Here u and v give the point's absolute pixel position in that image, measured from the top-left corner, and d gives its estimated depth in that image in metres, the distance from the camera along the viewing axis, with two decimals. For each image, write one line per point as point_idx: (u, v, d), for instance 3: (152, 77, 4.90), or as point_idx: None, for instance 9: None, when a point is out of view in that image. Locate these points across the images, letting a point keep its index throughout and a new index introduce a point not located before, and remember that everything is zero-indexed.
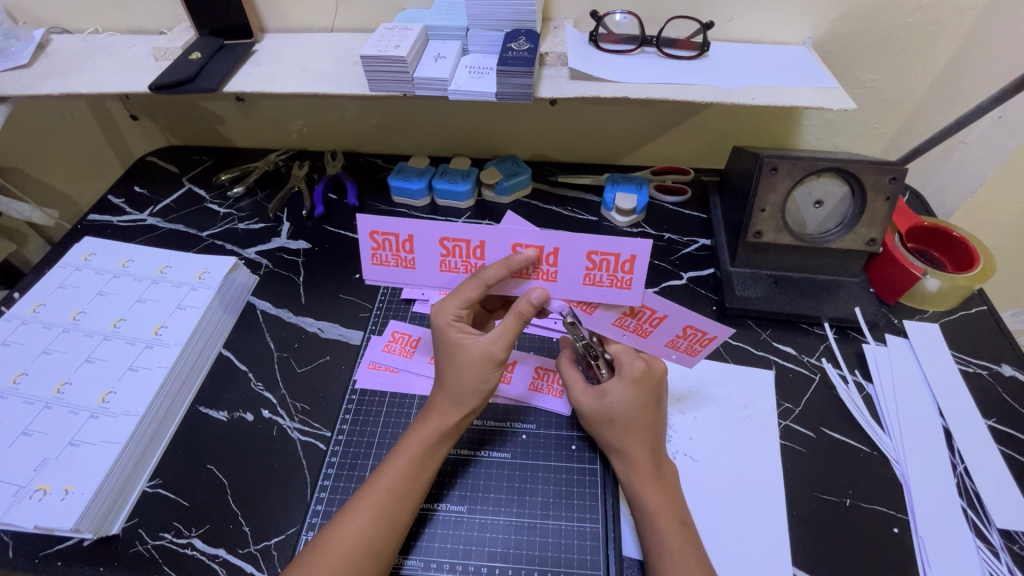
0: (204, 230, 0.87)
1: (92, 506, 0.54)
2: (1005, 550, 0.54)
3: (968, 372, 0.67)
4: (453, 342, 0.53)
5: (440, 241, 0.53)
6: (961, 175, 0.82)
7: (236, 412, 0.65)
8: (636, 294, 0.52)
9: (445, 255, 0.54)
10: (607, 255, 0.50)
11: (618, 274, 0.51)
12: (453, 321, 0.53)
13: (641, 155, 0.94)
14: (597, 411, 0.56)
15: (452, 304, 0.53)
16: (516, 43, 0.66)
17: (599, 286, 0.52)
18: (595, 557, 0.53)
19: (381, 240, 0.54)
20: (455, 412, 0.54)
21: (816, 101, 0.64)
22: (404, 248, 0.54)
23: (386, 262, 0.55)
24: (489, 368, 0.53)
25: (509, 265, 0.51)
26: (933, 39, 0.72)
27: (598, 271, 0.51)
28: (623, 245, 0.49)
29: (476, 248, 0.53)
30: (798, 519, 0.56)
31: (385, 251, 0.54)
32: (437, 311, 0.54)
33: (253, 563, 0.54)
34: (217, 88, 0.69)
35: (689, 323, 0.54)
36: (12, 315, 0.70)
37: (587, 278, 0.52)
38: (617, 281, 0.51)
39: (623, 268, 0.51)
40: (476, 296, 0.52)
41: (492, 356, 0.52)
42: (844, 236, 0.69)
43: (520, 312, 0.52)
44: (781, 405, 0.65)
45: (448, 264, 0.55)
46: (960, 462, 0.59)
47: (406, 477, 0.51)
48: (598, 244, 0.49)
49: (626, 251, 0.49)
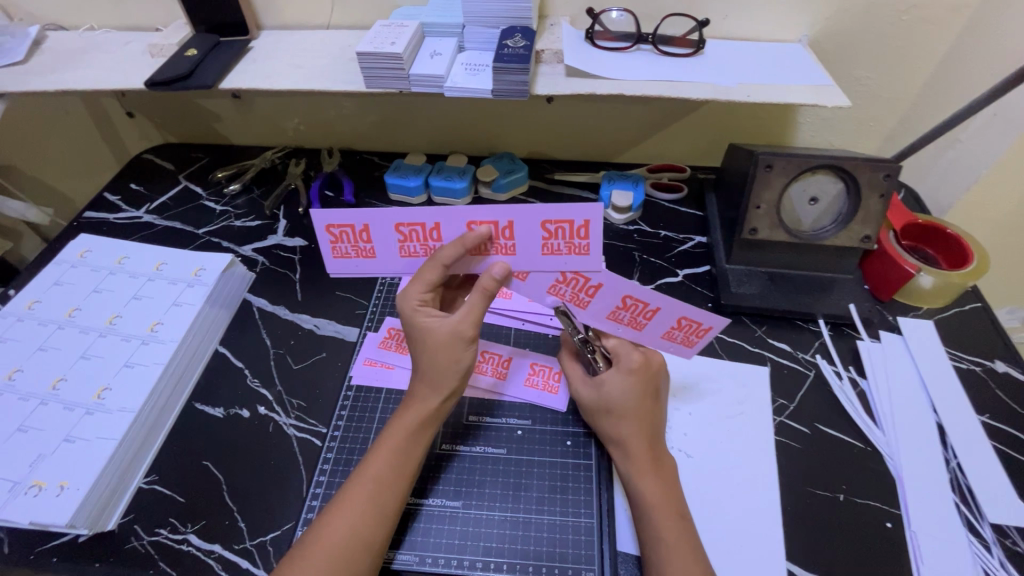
0: (200, 227, 0.87)
1: (88, 502, 0.54)
2: (997, 545, 0.54)
3: (961, 369, 0.67)
4: (421, 326, 0.53)
5: (396, 227, 0.52)
6: (955, 173, 0.83)
7: (232, 409, 0.65)
8: (596, 258, 0.51)
9: (403, 240, 0.53)
10: (561, 223, 0.49)
11: (574, 241, 0.50)
12: (418, 305, 0.53)
13: (638, 152, 0.94)
14: (596, 401, 0.57)
15: (416, 289, 0.53)
16: (512, 40, 0.66)
17: (558, 255, 0.51)
18: (590, 552, 0.53)
19: (338, 233, 0.53)
20: (434, 397, 0.54)
21: (811, 98, 0.64)
22: (361, 239, 0.53)
23: (347, 254, 0.55)
24: (460, 347, 0.52)
25: (463, 244, 0.50)
26: (928, 36, 0.72)
27: (554, 240, 0.50)
28: (574, 210, 0.48)
29: (432, 230, 0.52)
30: (793, 514, 0.56)
31: (343, 243, 0.54)
32: (402, 298, 0.54)
33: (248, 558, 0.54)
34: (212, 84, 0.69)
35: (681, 311, 0.54)
36: (8, 311, 0.70)
37: (545, 248, 0.51)
38: (576, 248, 0.50)
39: (579, 235, 0.49)
40: (436, 278, 0.52)
41: (462, 334, 0.52)
42: (839, 233, 0.69)
43: (483, 289, 0.51)
44: (776, 401, 0.65)
45: (407, 249, 0.54)
46: (953, 457, 0.60)
47: (391, 467, 0.51)
48: (550, 211, 0.48)
49: (579, 216, 0.48)
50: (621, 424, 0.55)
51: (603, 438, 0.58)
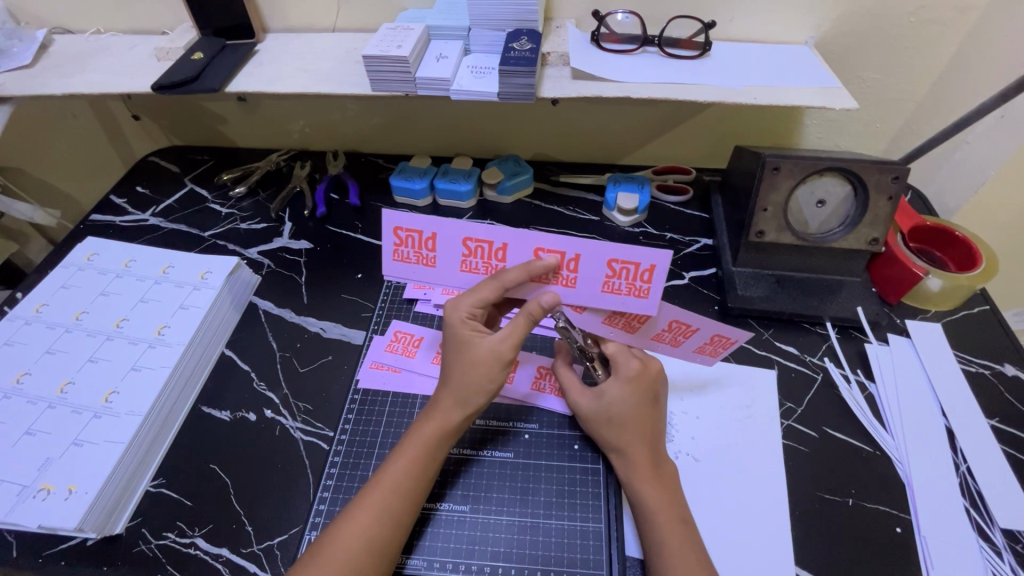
0: (206, 230, 0.87)
1: (96, 506, 0.54)
2: (1007, 550, 0.53)
3: (969, 372, 0.67)
4: (463, 340, 0.54)
5: (463, 241, 0.54)
6: (963, 175, 0.82)
7: (238, 412, 0.65)
8: (653, 303, 0.52)
9: (467, 255, 0.55)
10: (627, 264, 0.50)
11: (636, 283, 0.51)
12: (466, 318, 0.54)
13: (642, 155, 0.94)
14: (595, 411, 0.56)
15: (467, 302, 0.54)
16: (518, 43, 0.66)
17: (617, 294, 0.53)
18: (598, 557, 0.53)
19: (404, 237, 0.55)
20: (458, 412, 0.54)
21: (819, 101, 0.64)
22: (426, 247, 0.55)
23: (407, 259, 0.56)
24: (496, 367, 0.53)
25: (529, 270, 0.52)
26: (934, 38, 0.72)
27: (617, 279, 0.52)
28: (645, 255, 0.49)
29: (499, 249, 0.54)
30: (800, 519, 0.56)
31: (406, 248, 0.56)
32: (451, 307, 0.54)
33: (256, 563, 0.54)
34: (219, 88, 0.70)
35: (717, 331, 0.55)
36: (15, 315, 0.70)
37: (605, 285, 0.52)
38: (635, 290, 0.52)
39: (643, 277, 0.51)
40: (492, 297, 0.53)
41: (500, 356, 0.53)
42: (847, 236, 0.69)
43: (529, 312, 0.52)
44: (783, 405, 0.65)
45: (469, 265, 0.56)
46: (962, 462, 0.59)
47: (409, 476, 0.51)
48: (619, 252, 0.50)
49: (647, 260, 0.50)
50: (621, 432, 0.55)
51: (603, 446, 0.57)
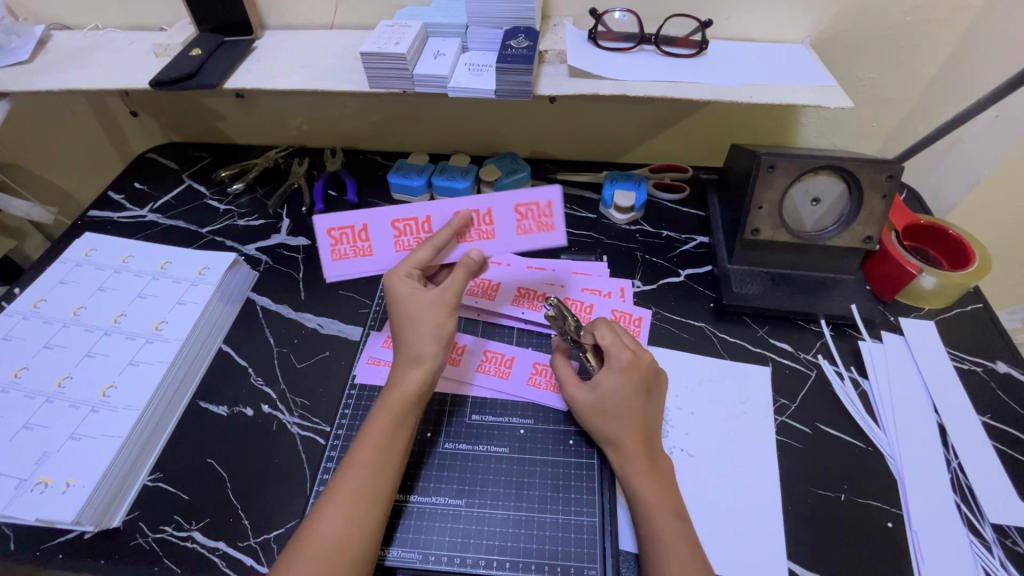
0: (205, 226, 0.88)
1: (94, 498, 0.54)
2: (998, 545, 0.54)
3: (962, 369, 0.67)
4: (407, 295, 0.55)
5: (392, 223, 0.60)
6: (959, 173, 0.82)
7: (236, 407, 0.65)
8: (559, 234, 0.60)
9: (399, 235, 0.60)
10: (530, 205, 0.59)
11: (542, 220, 0.59)
12: (407, 279, 0.55)
13: (639, 153, 0.94)
14: (591, 403, 0.57)
15: (404, 264, 0.56)
16: (516, 41, 0.66)
17: (530, 236, 0.59)
18: (592, 550, 0.53)
19: (338, 235, 0.60)
20: (412, 371, 0.54)
21: (814, 99, 0.64)
22: (360, 238, 0.60)
23: (345, 256, 0.60)
24: (444, 313, 0.54)
25: (453, 227, 0.57)
26: (930, 37, 0.72)
27: (526, 221, 0.59)
28: (540, 193, 0.58)
29: (424, 223, 0.60)
30: (793, 514, 0.57)
31: (342, 245, 0.60)
32: (389, 274, 0.56)
33: (253, 555, 0.54)
34: (217, 84, 0.70)
35: (611, 304, 0.72)
36: (13, 310, 0.70)
37: (519, 229, 0.59)
38: (543, 227, 0.59)
39: (546, 214, 0.59)
40: (427, 255, 0.56)
41: (444, 301, 0.55)
42: (841, 234, 0.69)
43: (466, 264, 0.55)
44: (777, 401, 0.65)
45: (403, 244, 0.61)
46: (954, 457, 0.60)
47: (383, 453, 0.52)
48: (520, 195, 0.58)
49: (543, 198, 0.59)
50: (615, 423, 0.55)
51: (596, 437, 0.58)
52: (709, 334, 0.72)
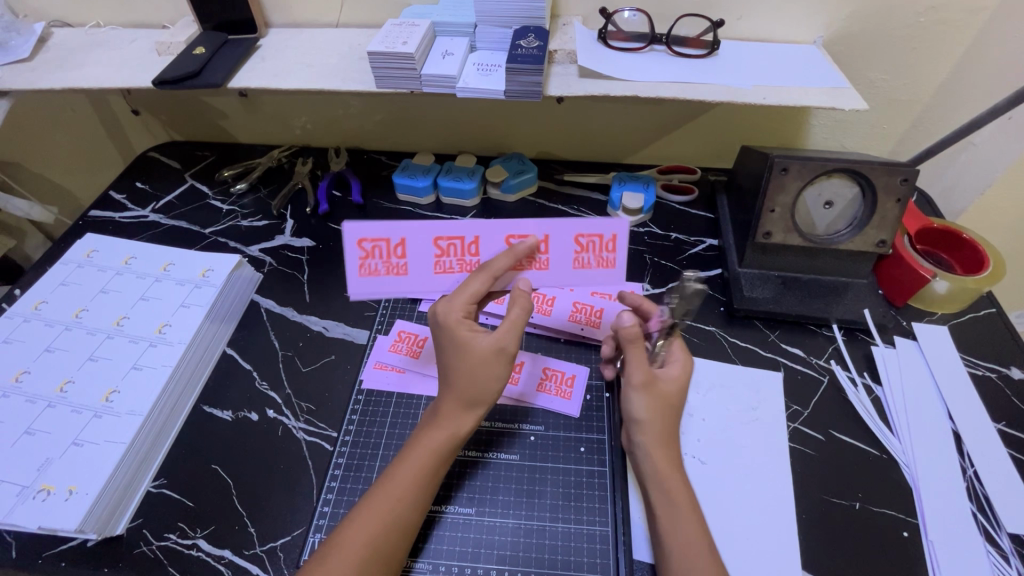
0: (207, 227, 0.86)
1: (97, 507, 0.53)
2: (1015, 555, 0.53)
3: (976, 375, 0.66)
4: (463, 339, 0.52)
5: (434, 241, 0.55)
6: (970, 176, 0.82)
7: (240, 412, 0.65)
8: (620, 272, 0.57)
9: (440, 255, 0.56)
10: (593, 237, 0.55)
11: (603, 255, 0.56)
12: (463, 318, 0.53)
13: (647, 153, 0.93)
14: (673, 392, 0.55)
15: (461, 302, 0.53)
16: (526, 40, 0.65)
17: (587, 269, 0.57)
18: (605, 560, 0.52)
19: (370, 248, 0.55)
20: (463, 416, 0.53)
21: (829, 102, 0.63)
22: (395, 254, 0.55)
23: (376, 272, 0.56)
24: (501, 362, 0.52)
25: (515, 254, 0.54)
26: (944, 38, 0.71)
27: (586, 253, 0.56)
28: (606, 225, 0.55)
29: (471, 244, 0.55)
30: (807, 522, 0.56)
31: (375, 260, 0.55)
32: (445, 309, 0.53)
33: (259, 564, 0.53)
34: (221, 83, 0.69)
35: None
36: (14, 312, 0.69)
37: (576, 262, 0.56)
38: (603, 262, 0.57)
39: (607, 249, 0.56)
40: (484, 288, 0.53)
41: (503, 350, 0.52)
42: (854, 237, 0.68)
43: (523, 303, 0.53)
44: (790, 407, 0.64)
45: (442, 265, 0.56)
46: (970, 465, 0.59)
47: (417, 483, 0.50)
48: (583, 225, 0.55)
49: (609, 230, 0.55)
50: (666, 420, 0.53)
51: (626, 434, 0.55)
52: (719, 338, 0.71)
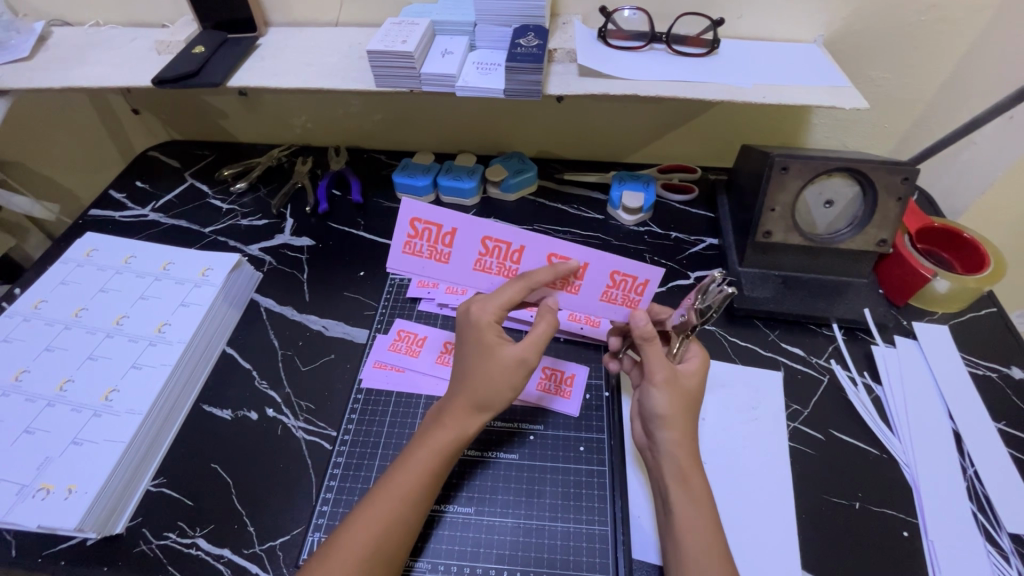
0: (207, 226, 0.86)
1: (97, 505, 0.53)
2: (1016, 555, 0.53)
3: (977, 374, 0.66)
4: (488, 342, 0.53)
5: (482, 240, 0.56)
6: (971, 175, 0.81)
7: (240, 411, 0.65)
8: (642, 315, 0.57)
9: (483, 254, 0.57)
10: (627, 277, 0.55)
11: (631, 296, 0.56)
12: (493, 321, 0.54)
13: (647, 153, 0.93)
14: (692, 387, 0.55)
15: (494, 306, 0.54)
16: (525, 39, 0.65)
17: (612, 304, 0.57)
18: (604, 560, 0.52)
19: (420, 229, 0.57)
20: (473, 419, 0.53)
21: (830, 101, 0.63)
22: (443, 242, 0.57)
23: (418, 252, 0.59)
24: (519, 374, 0.53)
25: (556, 272, 0.54)
26: (945, 37, 0.71)
27: (614, 289, 0.56)
28: (643, 269, 0.54)
29: (515, 251, 0.56)
30: (807, 522, 0.56)
31: (420, 240, 0.58)
32: (479, 310, 0.54)
33: (258, 564, 0.53)
34: (221, 82, 0.69)
35: None
36: (14, 311, 0.69)
37: (604, 295, 0.56)
38: (628, 302, 0.56)
39: (637, 290, 0.56)
40: (519, 296, 0.54)
41: (523, 362, 0.53)
42: (855, 236, 0.68)
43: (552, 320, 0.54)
44: (790, 407, 0.64)
45: (483, 264, 0.58)
46: (970, 465, 0.59)
47: (419, 483, 0.50)
48: (621, 265, 0.54)
49: (643, 276, 0.54)
50: (685, 415, 0.54)
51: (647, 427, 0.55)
52: (719, 338, 0.71)
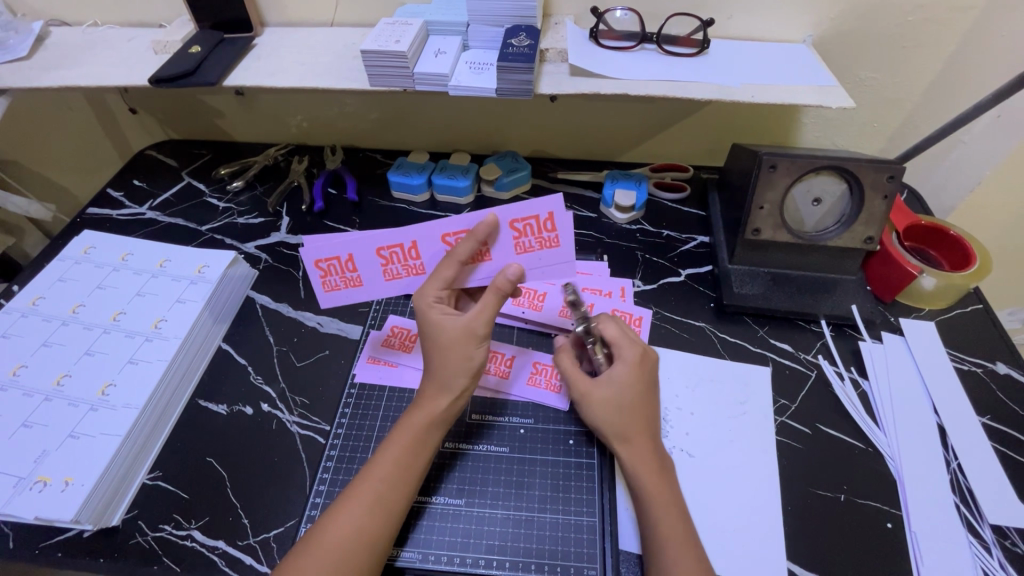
0: (203, 225, 0.87)
1: (94, 497, 0.54)
2: (996, 546, 0.54)
3: (962, 370, 0.67)
4: (435, 322, 0.53)
5: (378, 251, 0.56)
6: (959, 174, 0.83)
7: (236, 406, 0.65)
8: (567, 249, 0.54)
9: (386, 263, 0.58)
10: (528, 220, 0.52)
11: (543, 235, 0.53)
12: (436, 302, 0.54)
13: (640, 152, 0.94)
14: (608, 398, 0.55)
15: (432, 285, 0.54)
16: (517, 39, 0.66)
17: (532, 252, 0.54)
18: (592, 550, 0.53)
19: (326, 267, 0.58)
20: (440, 397, 0.54)
21: (816, 100, 0.64)
22: (348, 268, 0.58)
23: (337, 286, 0.60)
24: (474, 344, 0.53)
25: (475, 236, 0.52)
26: (933, 38, 0.72)
27: (525, 237, 0.53)
28: (539, 206, 0.51)
29: (411, 249, 0.56)
30: (793, 514, 0.57)
31: (332, 276, 0.59)
32: (418, 294, 0.54)
33: (252, 554, 0.54)
34: (217, 81, 0.70)
35: (612, 305, 0.73)
36: (12, 307, 0.70)
37: (518, 247, 0.54)
38: (545, 242, 0.54)
39: (547, 228, 0.53)
40: (452, 274, 0.53)
41: (475, 332, 0.53)
42: (843, 234, 0.69)
43: (496, 287, 0.52)
44: (778, 401, 0.65)
45: (391, 272, 0.58)
46: (954, 458, 0.60)
47: (404, 471, 0.51)
48: (515, 211, 0.52)
49: (543, 211, 0.51)
50: (630, 418, 0.54)
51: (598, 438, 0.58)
52: (709, 334, 0.72)
